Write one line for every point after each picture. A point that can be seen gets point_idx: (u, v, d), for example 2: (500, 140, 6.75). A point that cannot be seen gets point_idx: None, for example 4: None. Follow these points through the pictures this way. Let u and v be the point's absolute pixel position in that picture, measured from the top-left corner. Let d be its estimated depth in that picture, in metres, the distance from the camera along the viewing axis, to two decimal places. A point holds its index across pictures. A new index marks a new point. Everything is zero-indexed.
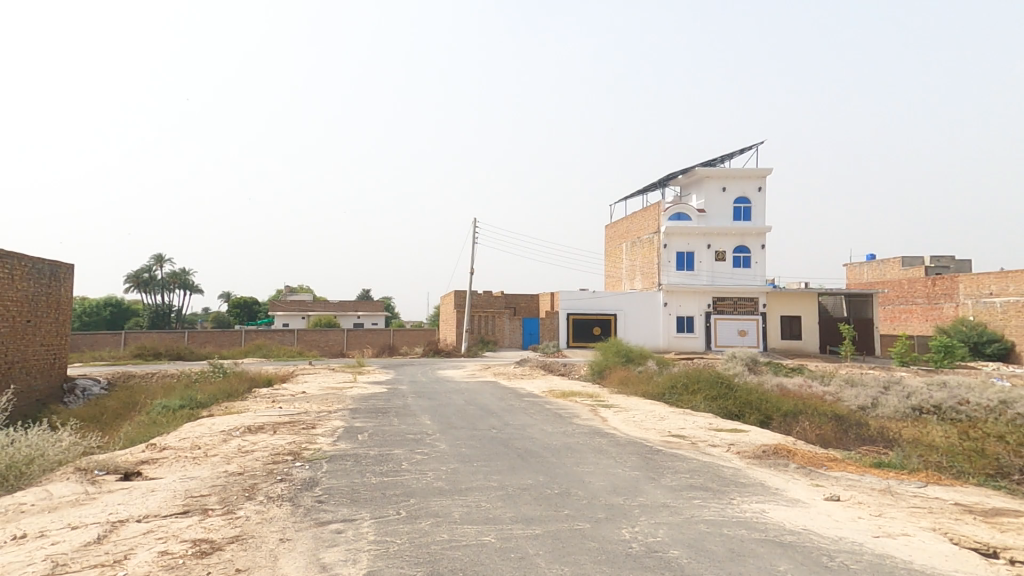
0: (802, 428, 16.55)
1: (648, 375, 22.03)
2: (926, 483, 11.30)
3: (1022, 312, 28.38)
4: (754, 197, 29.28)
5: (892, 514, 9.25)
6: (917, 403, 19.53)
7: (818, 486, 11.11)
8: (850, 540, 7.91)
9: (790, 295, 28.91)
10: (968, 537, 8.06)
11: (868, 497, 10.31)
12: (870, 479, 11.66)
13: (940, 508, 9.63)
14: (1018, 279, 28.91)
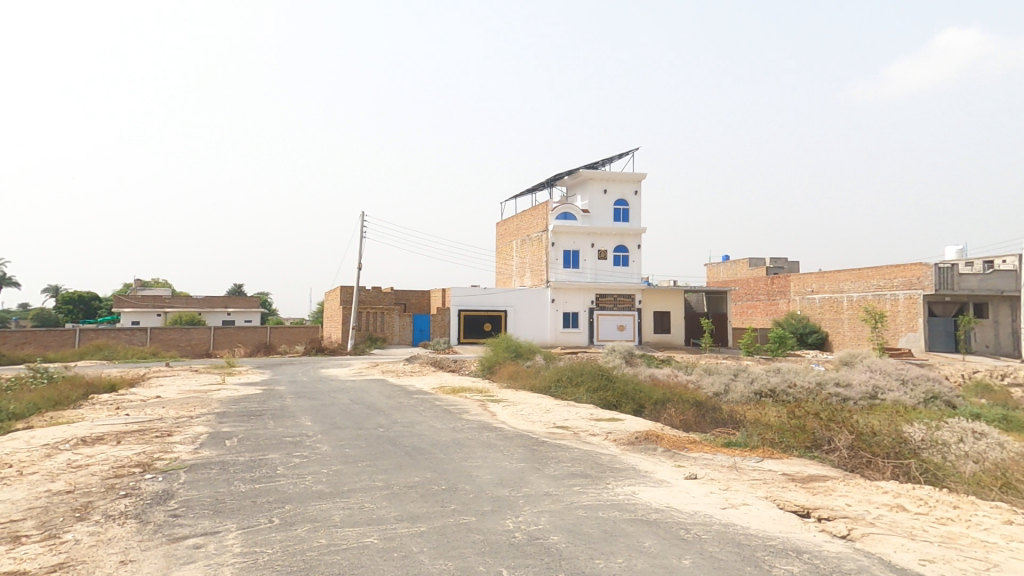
0: (669, 415, 18.24)
1: (536, 369, 22.85)
2: (763, 457, 13.06)
3: (833, 308, 33.60)
4: (632, 200, 31.54)
5: (737, 487, 10.59)
6: (760, 389, 22.44)
7: (681, 466, 12.34)
8: (702, 513, 8.90)
9: (662, 292, 31.61)
10: (791, 502, 9.49)
11: (719, 473, 11.67)
12: (721, 457, 13.22)
13: (772, 479, 11.22)
14: (830, 279, 33.93)
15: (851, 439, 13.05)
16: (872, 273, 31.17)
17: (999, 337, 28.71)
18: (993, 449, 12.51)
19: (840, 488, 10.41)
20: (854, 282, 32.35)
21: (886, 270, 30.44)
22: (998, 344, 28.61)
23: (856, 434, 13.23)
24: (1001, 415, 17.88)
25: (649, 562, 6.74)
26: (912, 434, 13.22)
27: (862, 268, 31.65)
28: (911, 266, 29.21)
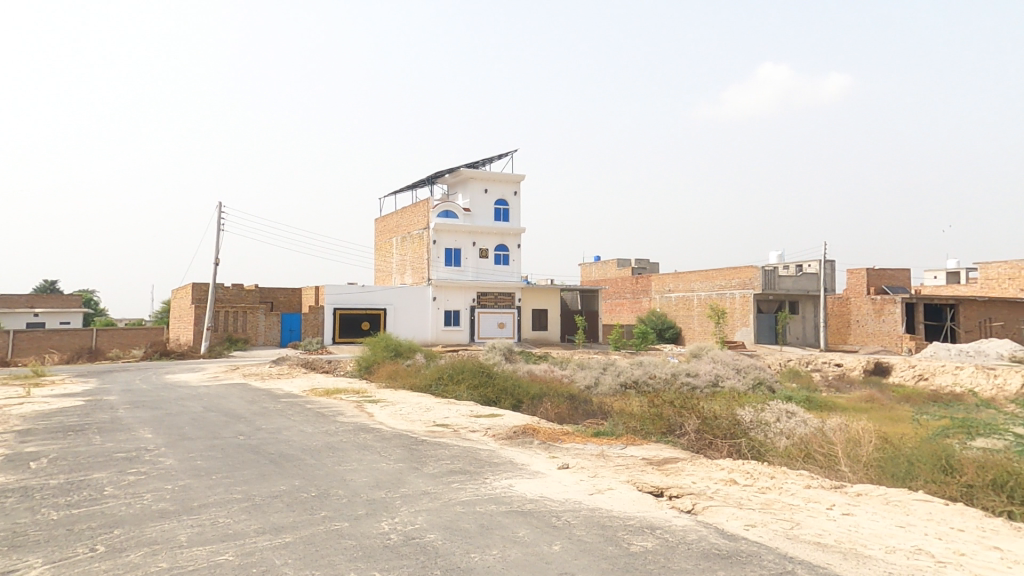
0: (545, 409, 19.09)
1: (416, 368, 22.52)
2: (626, 444, 14.25)
3: (686, 306, 37.70)
4: (512, 201, 32.35)
5: (603, 473, 11.44)
6: (625, 380, 24.39)
7: (554, 457, 13.00)
8: (572, 500, 9.48)
9: (539, 291, 32.93)
10: (647, 483, 10.48)
11: (588, 462, 12.50)
12: (590, 446, 14.17)
13: (633, 463, 12.29)
14: (684, 279, 37.93)
15: (698, 423, 14.79)
16: (716, 274, 35.57)
17: (806, 330, 33.93)
18: (803, 425, 14.90)
19: (688, 468, 11.72)
20: (703, 282, 36.61)
21: (726, 271, 34.84)
22: (806, 336, 33.86)
23: (701, 418, 15.00)
24: (809, 396, 21.39)
25: (522, 551, 7.02)
26: (744, 416, 15.30)
27: (709, 270, 35.94)
28: (745, 269, 33.71)
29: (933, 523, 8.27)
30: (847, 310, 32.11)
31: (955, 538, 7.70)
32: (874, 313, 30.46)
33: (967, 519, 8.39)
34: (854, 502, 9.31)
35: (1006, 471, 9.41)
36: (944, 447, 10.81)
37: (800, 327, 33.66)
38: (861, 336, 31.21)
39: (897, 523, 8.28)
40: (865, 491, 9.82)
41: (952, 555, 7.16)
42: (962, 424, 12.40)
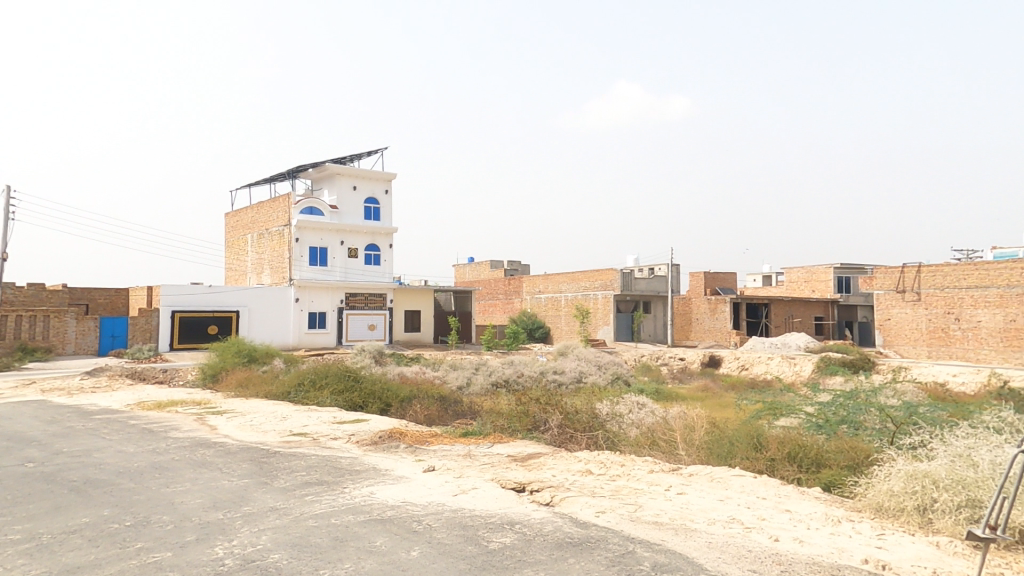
0: (414, 411, 18.83)
1: (273, 374, 20.94)
2: (493, 442, 14.65)
3: (553, 306, 39.88)
4: (383, 199, 31.50)
5: (469, 473, 11.63)
6: (496, 380, 25.05)
7: (420, 460, 12.93)
8: (435, 502, 9.51)
9: (412, 291, 32.44)
10: (510, 480, 10.86)
11: (454, 463, 12.62)
12: (458, 447, 14.31)
13: (497, 461, 12.68)
14: (551, 281, 40.08)
15: (561, 418, 15.85)
16: (582, 277, 37.98)
17: (657, 327, 37.39)
18: (650, 415, 16.53)
19: (549, 462, 12.39)
20: (570, 284, 38.85)
21: (590, 274, 37.46)
22: (657, 333, 37.34)
23: (564, 414, 16.23)
24: (656, 388, 23.87)
25: (376, 561, 6.90)
26: (602, 410, 16.61)
27: (575, 272, 38.22)
28: (606, 272, 36.46)
29: (746, 495, 9.68)
30: (688, 308, 36.40)
31: (760, 505, 9.09)
32: (709, 312, 34.92)
33: (770, 488, 9.96)
34: (686, 482, 10.56)
35: (800, 446, 11.37)
36: (755, 428, 12.66)
37: (652, 325, 37.16)
38: (699, 331, 35.54)
39: (718, 498, 9.55)
40: (695, 471, 11.20)
41: (757, 521, 8.38)
42: (769, 406, 14.71)
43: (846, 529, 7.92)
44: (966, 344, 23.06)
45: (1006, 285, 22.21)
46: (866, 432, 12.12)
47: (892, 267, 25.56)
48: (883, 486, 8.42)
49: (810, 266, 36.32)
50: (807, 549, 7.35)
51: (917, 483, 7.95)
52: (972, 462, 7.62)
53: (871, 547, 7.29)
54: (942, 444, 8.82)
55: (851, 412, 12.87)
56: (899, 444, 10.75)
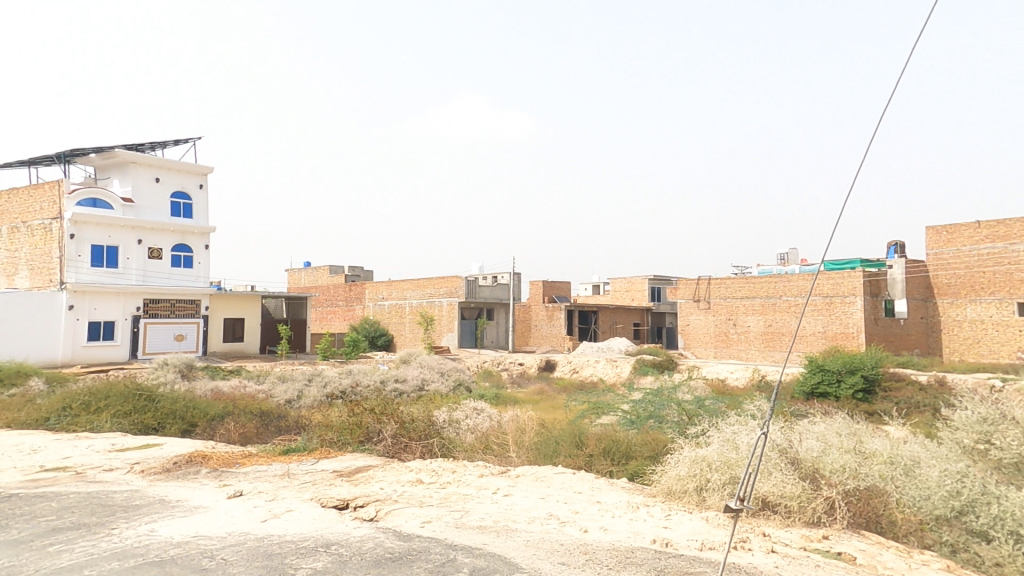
0: (225, 430, 16.19)
1: (27, 399, 17.08)
2: (318, 458, 13.43)
3: (397, 313, 38.96)
4: (196, 194, 28.17)
5: (283, 495, 10.38)
6: (331, 391, 23.32)
7: (225, 485, 11.26)
8: (236, 532, 8.22)
9: (232, 298, 29.12)
10: (333, 497, 9.88)
11: (266, 485, 11.21)
12: (275, 467, 12.79)
13: (319, 479, 11.59)
14: (394, 288, 39.18)
15: (395, 427, 14.63)
16: (427, 283, 37.58)
17: (499, 334, 38.28)
18: (488, 420, 16.06)
19: (378, 475, 11.73)
20: (415, 290, 38.20)
21: (436, 281, 37.24)
22: (500, 339, 38.22)
23: (399, 422, 14.94)
24: (496, 393, 23.10)
25: None
26: (438, 416, 15.60)
27: (420, 278, 37.65)
28: (452, 279, 36.49)
29: (565, 491, 9.93)
30: (528, 315, 37.93)
31: (576, 500, 9.26)
32: (547, 318, 36.80)
33: (587, 483, 10.38)
34: (512, 484, 10.55)
35: (615, 440, 12.00)
36: (579, 428, 13.45)
37: (495, 332, 38.01)
38: (538, 337, 37.41)
39: (539, 496, 9.58)
40: (523, 472, 11.39)
41: (570, 514, 8.44)
42: (591, 406, 15.43)
43: (643, 513, 8.19)
44: (741, 345, 27.47)
45: (765, 296, 26.70)
46: (666, 424, 13.03)
47: (691, 279, 29.79)
48: (673, 472, 8.86)
49: (631, 277, 40.34)
50: (610, 536, 7.41)
51: (701, 467, 8.50)
52: (737, 445, 8.33)
53: (660, 528, 7.55)
54: (718, 431, 9.54)
55: (657, 406, 14.03)
56: (695, 432, 11.55)
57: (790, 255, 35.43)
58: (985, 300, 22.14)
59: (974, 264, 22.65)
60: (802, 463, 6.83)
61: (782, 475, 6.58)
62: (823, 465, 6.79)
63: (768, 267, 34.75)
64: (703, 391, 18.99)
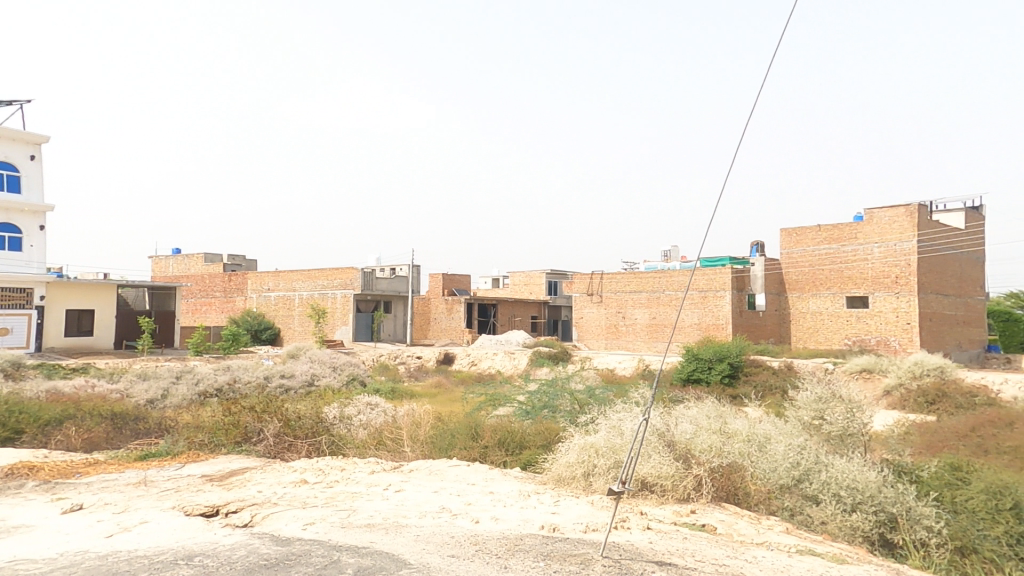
0: (62, 437, 13.27)
1: None
2: (183, 462, 9.87)
3: (285, 305, 36.57)
4: (27, 167, 24.37)
5: (139, 505, 7.63)
6: (205, 388, 20.29)
7: (58, 499, 8.14)
8: (70, 551, 5.91)
9: (80, 286, 25.48)
10: (200, 504, 7.32)
11: (116, 496, 8.10)
12: (127, 474, 9.29)
13: (185, 484, 8.58)
14: (282, 278, 36.65)
15: (278, 425, 10.68)
16: (319, 274, 35.55)
17: (397, 327, 36.85)
18: (384, 415, 11.91)
19: (257, 476, 8.67)
20: (305, 282, 36.01)
21: (329, 271, 35.31)
22: (397, 332, 36.80)
23: (284, 419, 11.02)
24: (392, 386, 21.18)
25: None
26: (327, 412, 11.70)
27: (310, 269, 35.59)
28: (346, 270, 34.80)
29: (458, 483, 7.83)
30: (428, 308, 37.80)
31: (470, 493, 7.37)
32: (446, 312, 36.60)
33: (482, 473, 8.28)
34: (407, 479, 8.15)
35: (509, 430, 9.61)
36: (477, 418, 10.52)
37: (392, 325, 36.62)
38: (437, 330, 37.12)
39: (432, 490, 7.52)
40: (416, 466, 8.84)
41: (463, 507, 6.77)
42: (491, 396, 12.62)
43: (532, 501, 6.90)
44: (629, 336, 29.16)
45: (651, 290, 28.55)
46: (559, 415, 10.50)
47: (585, 274, 31.09)
48: (562, 459, 7.62)
49: (529, 271, 41.13)
50: (501, 526, 6.07)
51: (587, 452, 7.36)
52: (622, 430, 7.42)
53: (549, 514, 6.41)
54: (604, 417, 8.49)
55: (551, 396, 11.04)
56: (592, 417, 9.16)
57: (673, 252, 38.14)
58: (823, 295, 24.93)
59: (814, 263, 25.32)
60: (676, 444, 7.11)
61: (659, 457, 6.81)
62: (694, 446, 7.16)
63: (653, 263, 37.17)
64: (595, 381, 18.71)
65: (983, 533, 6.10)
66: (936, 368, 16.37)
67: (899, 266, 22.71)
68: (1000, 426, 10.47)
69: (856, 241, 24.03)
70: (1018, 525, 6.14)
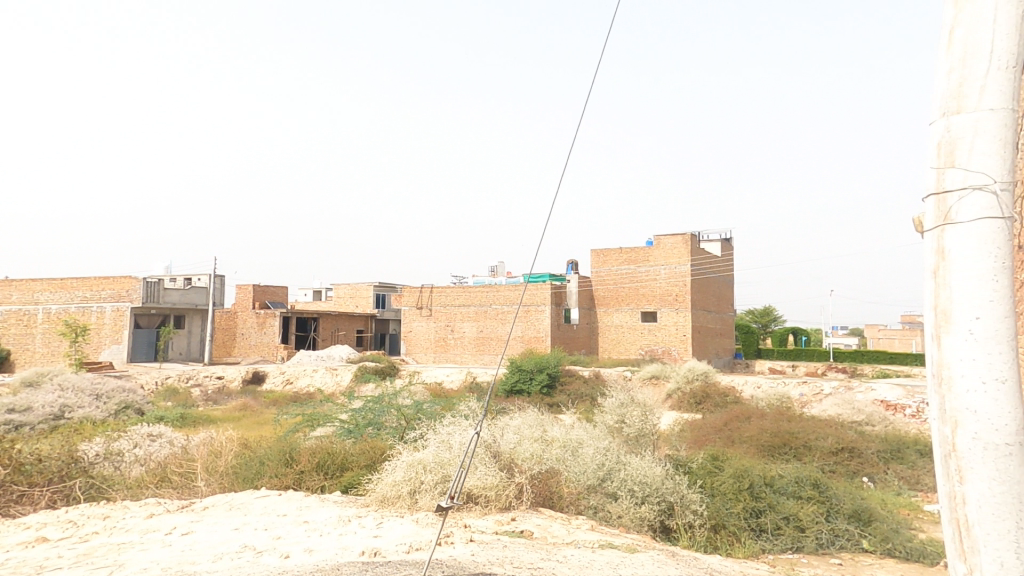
0: None
1: None
2: None
3: (18, 322, 30.16)
4: None
5: None
6: None
7: None
8: None
9: None
10: None
11: None
12: None
13: None
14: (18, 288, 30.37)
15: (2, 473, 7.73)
16: (76, 286, 29.87)
17: (190, 345, 31.72)
18: (169, 446, 9.64)
19: None
20: (52, 293, 30.12)
21: (95, 282, 29.60)
22: (190, 351, 31.62)
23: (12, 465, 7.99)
24: (181, 413, 17.72)
25: None
26: (83, 449, 8.89)
27: (63, 280, 29.91)
28: (122, 280, 29.28)
29: (265, 516, 6.42)
30: (234, 323, 33.87)
31: (280, 525, 6.08)
32: (257, 326, 32.99)
33: (296, 502, 6.91)
34: (198, 519, 6.43)
35: (330, 451, 8.32)
36: (292, 440, 9.10)
37: (185, 342, 31.47)
38: (245, 347, 33.36)
39: (230, 529, 5.95)
40: (212, 503, 7.07)
41: (271, 543, 5.49)
42: (308, 415, 11.40)
43: (353, 526, 6.05)
44: (457, 349, 29.54)
45: (479, 304, 29.28)
46: (385, 432, 9.74)
47: (415, 287, 30.86)
48: (386, 477, 7.05)
49: (354, 283, 39.20)
50: (316, 557, 5.03)
51: (414, 469, 6.94)
52: (451, 444, 7.20)
53: (370, 538, 5.63)
54: (433, 432, 8.17)
55: (377, 411, 10.35)
56: (423, 432, 8.79)
57: (499, 267, 39.85)
58: (624, 310, 28.34)
59: (617, 282, 28.65)
60: (501, 454, 7.29)
61: (485, 469, 6.91)
62: (518, 455, 7.35)
63: (481, 277, 38.35)
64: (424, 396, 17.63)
65: (731, 510, 7.30)
66: (703, 373, 19.74)
67: (679, 286, 27.04)
68: (744, 418, 12.76)
69: (648, 263, 27.89)
70: (752, 501, 7.48)
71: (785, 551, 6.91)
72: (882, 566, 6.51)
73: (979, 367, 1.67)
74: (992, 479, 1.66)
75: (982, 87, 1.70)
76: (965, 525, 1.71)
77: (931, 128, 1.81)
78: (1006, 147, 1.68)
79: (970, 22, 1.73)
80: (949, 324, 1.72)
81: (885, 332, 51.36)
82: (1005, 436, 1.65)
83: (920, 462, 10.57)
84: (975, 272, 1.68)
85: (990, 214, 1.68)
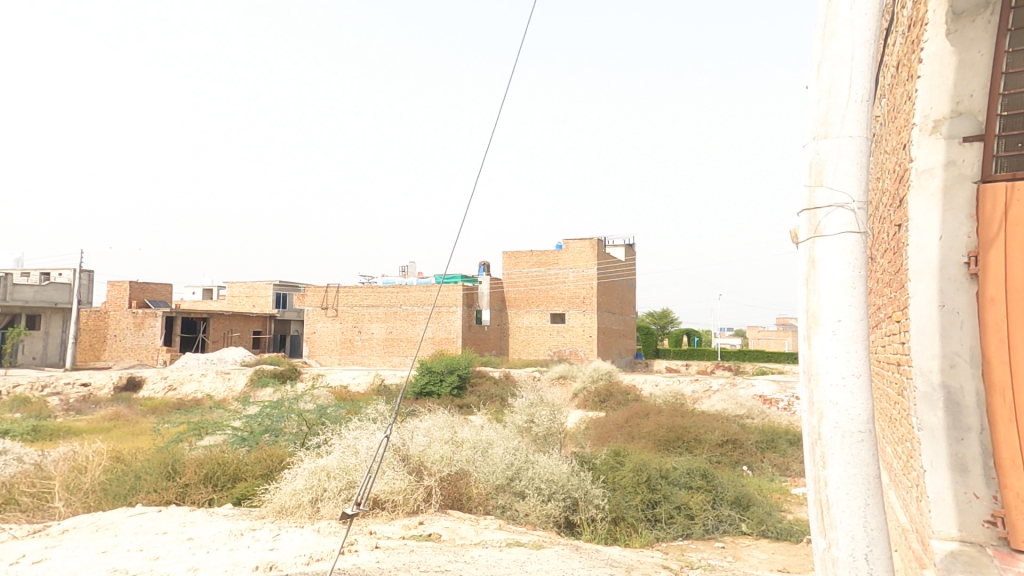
0: None
1: None
2: None
3: None
4: None
5: None
6: None
7: None
8: None
9: None
10: None
11: None
12: None
13: None
14: None
15: None
16: None
17: (47, 349, 27.74)
18: (17, 464, 8.26)
19: None
20: None
21: None
22: (46, 356, 27.61)
23: None
24: (32, 424, 15.27)
25: None
26: None
27: None
28: None
29: (139, 536, 5.73)
30: (104, 324, 30.15)
31: (158, 544, 5.45)
32: (135, 328, 29.96)
33: (178, 518, 6.25)
34: (55, 544, 5.58)
35: (221, 461, 7.63)
36: (174, 451, 8.19)
37: (41, 345, 27.45)
38: (117, 350, 29.81)
39: (96, 552, 5.23)
40: (73, 525, 6.19)
41: (146, 564, 4.91)
42: (195, 423, 10.42)
43: (245, 540, 5.59)
44: (365, 351, 28.57)
45: (388, 304, 28.42)
46: (283, 439, 9.14)
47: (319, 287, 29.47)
48: (285, 486, 6.63)
49: (251, 281, 36.43)
50: None
51: (317, 476, 6.57)
52: (358, 449, 6.92)
53: (265, 552, 5.23)
54: (339, 436, 7.79)
55: (275, 417, 9.67)
56: (326, 437, 8.35)
57: (410, 268, 39.01)
58: (534, 312, 28.91)
59: (528, 284, 29.12)
60: (410, 458, 7.10)
61: (393, 473, 6.74)
62: (427, 457, 7.26)
63: (391, 277, 37.21)
64: (327, 400, 16.69)
65: (630, 504, 7.70)
66: (606, 373, 20.75)
67: (586, 289, 28.12)
68: (643, 415, 13.55)
69: (557, 266, 28.71)
70: (649, 493, 7.98)
71: (677, 538, 7.37)
72: (758, 546, 7.17)
73: (840, 364, 1.89)
74: (849, 463, 1.89)
75: (844, 116, 1.93)
76: (826, 504, 1.92)
77: (804, 151, 2.02)
78: (864, 171, 1.91)
79: (834, 58, 1.96)
80: (817, 326, 1.92)
81: (763, 333, 57.12)
82: (859, 424, 1.88)
83: (790, 450, 11.76)
84: (839, 280, 1.90)
85: (850, 229, 1.89)
